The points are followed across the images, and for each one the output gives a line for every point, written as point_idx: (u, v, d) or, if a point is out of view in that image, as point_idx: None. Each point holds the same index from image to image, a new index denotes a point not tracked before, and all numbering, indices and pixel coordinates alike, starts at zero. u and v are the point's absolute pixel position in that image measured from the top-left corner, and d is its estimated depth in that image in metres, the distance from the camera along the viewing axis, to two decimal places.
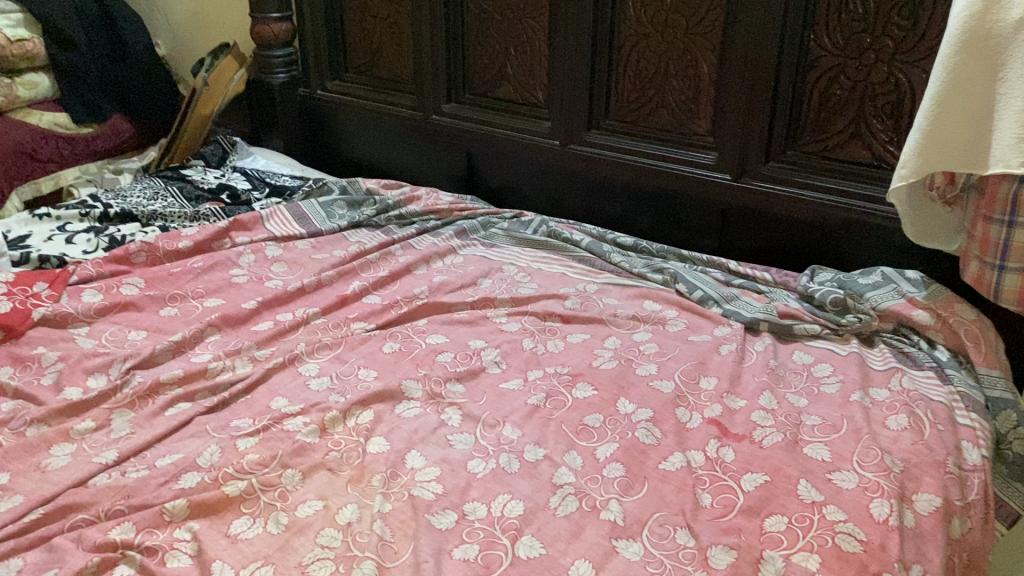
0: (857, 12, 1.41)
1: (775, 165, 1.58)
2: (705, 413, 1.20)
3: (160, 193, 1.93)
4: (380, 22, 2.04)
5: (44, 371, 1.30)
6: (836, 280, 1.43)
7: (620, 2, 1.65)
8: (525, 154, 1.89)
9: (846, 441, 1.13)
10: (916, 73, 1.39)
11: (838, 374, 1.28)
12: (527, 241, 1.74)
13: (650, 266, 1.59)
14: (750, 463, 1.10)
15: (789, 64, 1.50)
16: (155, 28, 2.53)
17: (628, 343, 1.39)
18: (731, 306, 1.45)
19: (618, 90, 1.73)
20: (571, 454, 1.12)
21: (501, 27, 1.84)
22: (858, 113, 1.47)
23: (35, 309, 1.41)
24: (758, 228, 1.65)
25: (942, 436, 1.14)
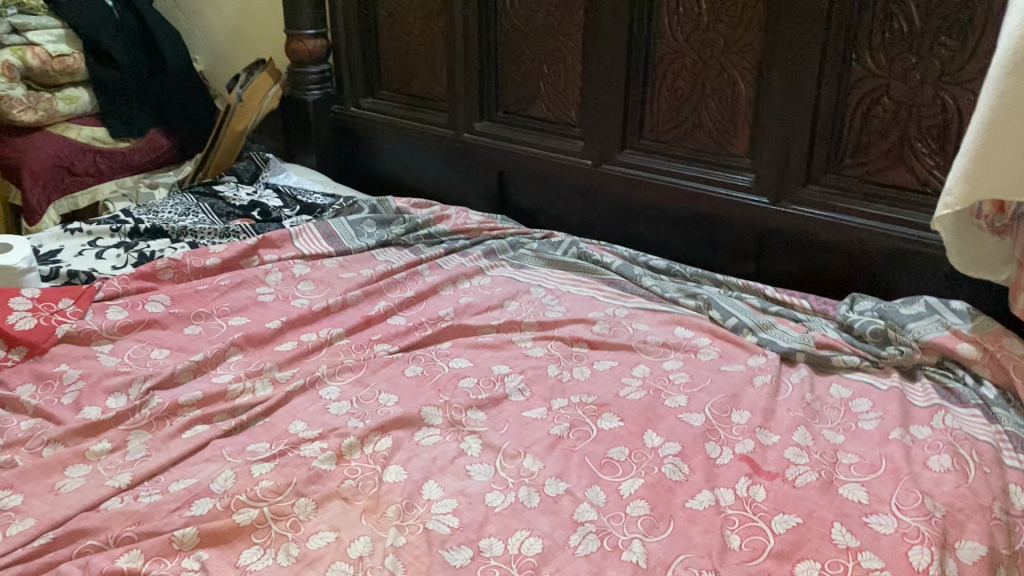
0: (903, 31, 1.36)
1: (815, 188, 1.52)
2: (736, 449, 1.15)
3: (192, 209, 1.93)
4: (414, 39, 2.02)
5: (65, 391, 1.29)
6: (877, 309, 1.37)
7: (656, 20, 1.62)
8: (558, 174, 1.85)
9: (884, 482, 1.07)
10: (964, 94, 1.33)
11: (878, 410, 1.21)
12: (557, 262, 1.71)
13: (683, 291, 1.55)
14: (782, 504, 1.05)
15: (830, 84, 1.45)
16: (194, 44, 2.55)
17: (658, 372, 1.34)
18: (766, 335, 1.40)
19: (653, 109, 1.69)
20: (594, 489, 1.08)
21: (535, 46, 1.82)
22: (902, 135, 1.41)
23: (59, 326, 1.41)
24: (796, 252, 1.59)
25: (988, 479, 1.08)
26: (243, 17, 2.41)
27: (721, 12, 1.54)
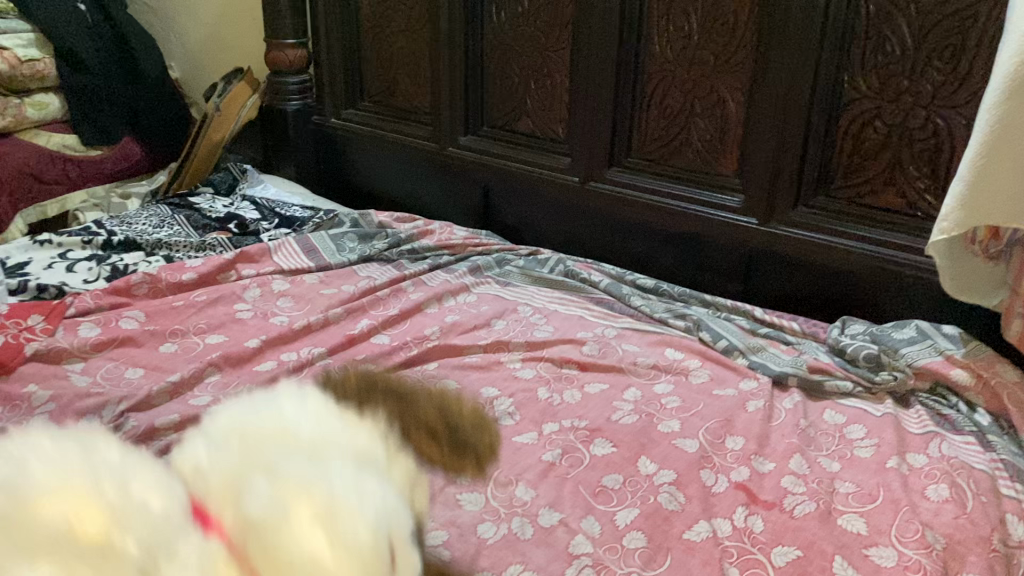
0: (895, 54, 1.34)
1: (804, 210, 1.51)
2: (732, 476, 1.13)
3: (166, 221, 1.88)
4: (398, 51, 1.99)
5: (34, 412, 1.23)
6: (869, 333, 1.37)
7: (646, 37, 1.60)
8: (544, 190, 1.83)
9: (882, 512, 1.06)
10: (956, 118, 1.32)
11: (873, 437, 1.20)
12: (543, 280, 1.68)
13: (672, 311, 1.53)
14: (781, 535, 1.03)
15: (822, 106, 1.44)
16: (169, 51, 2.49)
17: (649, 395, 1.31)
18: (757, 357, 1.39)
19: (642, 127, 1.67)
20: (589, 519, 1.05)
21: (521, 60, 1.79)
22: (894, 158, 1.40)
23: (28, 344, 1.36)
24: (786, 273, 1.58)
25: (985, 508, 1.06)
26: (220, 25, 2.36)
27: (710, 31, 1.52)
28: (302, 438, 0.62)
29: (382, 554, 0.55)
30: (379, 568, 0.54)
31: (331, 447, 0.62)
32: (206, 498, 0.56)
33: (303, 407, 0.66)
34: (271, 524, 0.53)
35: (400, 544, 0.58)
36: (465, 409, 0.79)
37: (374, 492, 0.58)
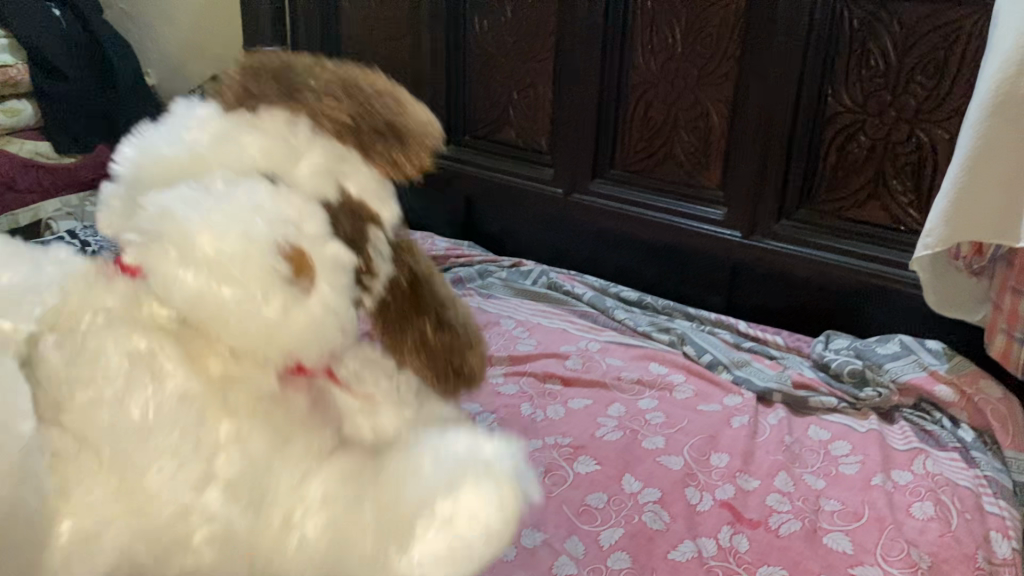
0: (879, 68, 1.34)
1: (788, 223, 1.51)
2: (717, 494, 1.12)
3: None
4: (379, 60, 1.97)
5: None
6: (853, 348, 1.36)
7: (629, 48, 1.59)
8: (527, 201, 1.82)
9: (868, 530, 1.05)
10: (939, 133, 1.32)
11: (858, 453, 1.19)
12: (526, 292, 1.67)
13: (656, 325, 1.52)
14: (767, 555, 1.02)
15: (806, 119, 1.43)
16: (147, 58, 2.46)
17: (633, 411, 1.30)
18: (741, 372, 1.38)
19: (625, 139, 1.66)
20: (573, 539, 1.03)
21: (504, 71, 1.78)
22: (877, 172, 1.40)
23: None
24: (769, 286, 1.57)
25: (970, 526, 1.06)
26: (203, 32, 2.36)
27: (694, 43, 1.51)
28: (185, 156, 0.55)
29: (259, 255, 0.50)
30: (262, 275, 0.50)
31: (220, 156, 0.55)
32: (119, 242, 0.55)
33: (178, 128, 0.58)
34: (154, 267, 0.52)
35: (307, 238, 0.52)
36: (378, 85, 0.56)
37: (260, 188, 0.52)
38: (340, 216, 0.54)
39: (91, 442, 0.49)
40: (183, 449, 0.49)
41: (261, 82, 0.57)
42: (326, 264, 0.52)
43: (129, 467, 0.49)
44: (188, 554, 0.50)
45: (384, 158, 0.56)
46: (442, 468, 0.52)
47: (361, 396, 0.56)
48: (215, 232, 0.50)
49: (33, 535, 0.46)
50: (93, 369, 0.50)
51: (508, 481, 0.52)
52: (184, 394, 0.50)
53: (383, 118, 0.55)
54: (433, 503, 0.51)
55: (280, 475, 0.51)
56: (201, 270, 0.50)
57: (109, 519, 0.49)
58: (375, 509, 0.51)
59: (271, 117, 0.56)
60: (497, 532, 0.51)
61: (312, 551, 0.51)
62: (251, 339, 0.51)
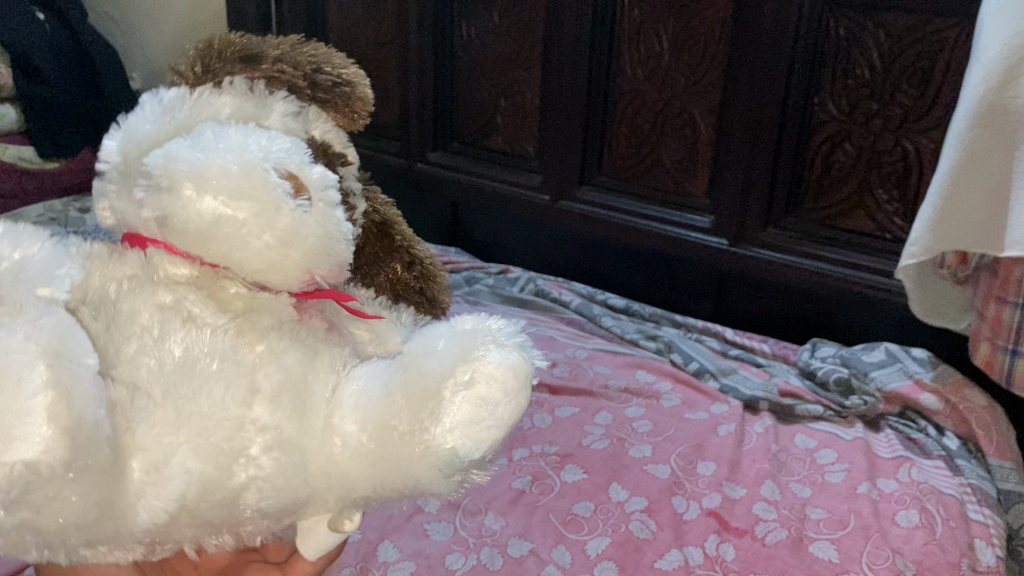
0: (864, 78, 1.35)
1: (774, 231, 1.52)
2: (704, 503, 1.12)
3: None
4: (366, 66, 1.96)
5: None
6: (839, 356, 1.37)
7: (616, 56, 1.59)
8: (514, 209, 1.82)
9: (854, 539, 1.05)
10: (924, 143, 1.33)
11: (844, 461, 1.20)
12: (513, 299, 1.67)
13: (643, 333, 1.52)
14: (753, 564, 1.02)
15: (792, 127, 1.44)
16: (132, 62, 2.45)
17: (621, 419, 1.30)
18: (728, 380, 1.38)
19: (612, 147, 1.66)
20: (560, 549, 1.03)
21: (491, 78, 1.78)
22: (863, 181, 1.41)
23: None
24: (755, 294, 1.58)
25: (954, 534, 1.06)
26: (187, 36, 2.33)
27: (681, 52, 1.52)
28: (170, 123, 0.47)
29: (267, 174, 0.44)
30: (272, 192, 0.43)
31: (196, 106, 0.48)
32: (122, 219, 0.47)
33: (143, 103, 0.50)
34: (165, 217, 0.44)
35: (295, 160, 0.45)
36: (312, 45, 0.54)
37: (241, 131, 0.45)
38: (315, 153, 0.49)
39: (146, 383, 0.41)
40: (228, 373, 0.43)
41: (211, 52, 0.52)
42: (323, 178, 0.46)
43: (185, 396, 0.41)
44: (248, 468, 0.43)
45: (339, 108, 0.53)
46: (446, 350, 0.43)
47: (369, 320, 0.52)
48: (219, 161, 0.43)
49: (107, 473, 0.38)
50: (134, 322, 0.42)
51: (519, 351, 0.44)
52: (215, 328, 0.44)
53: (331, 68, 0.52)
54: (448, 378, 0.42)
55: (313, 380, 0.45)
56: (213, 199, 0.43)
57: (176, 443, 0.41)
58: (391, 405, 0.42)
59: (234, 83, 0.50)
60: (518, 395, 0.43)
61: (355, 448, 0.43)
62: (266, 265, 0.44)
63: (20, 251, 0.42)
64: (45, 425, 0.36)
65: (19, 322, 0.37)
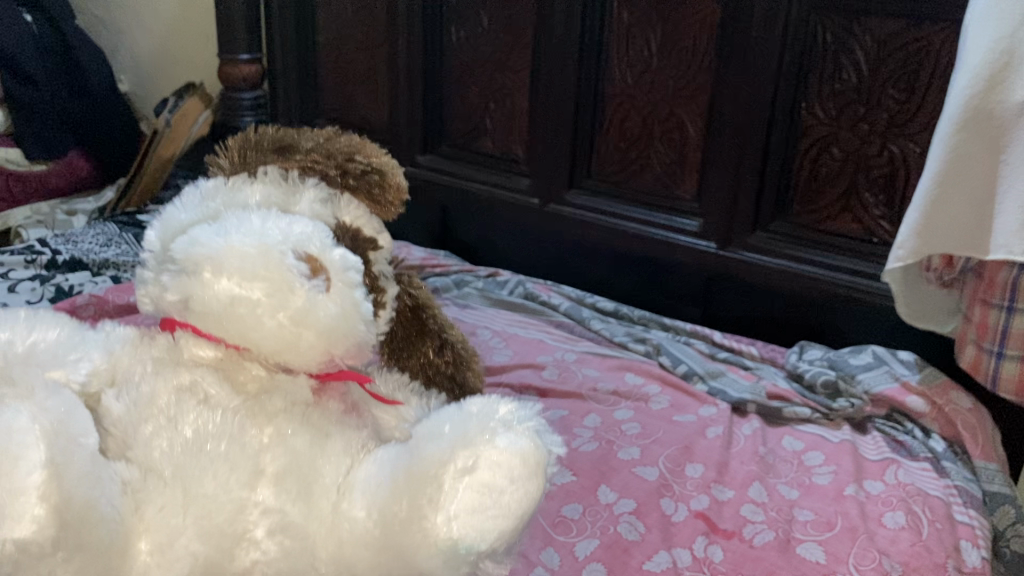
0: (852, 82, 1.36)
1: (763, 235, 1.52)
2: (692, 505, 1.12)
3: (114, 240, 1.82)
4: (355, 69, 1.96)
5: None
6: (827, 359, 1.38)
7: (606, 60, 1.60)
8: (504, 212, 1.82)
9: (841, 540, 1.06)
10: (911, 147, 1.34)
11: (831, 464, 1.20)
12: (502, 302, 1.67)
13: (632, 335, 1.52)
14: (741, 566, 1.02)
15: (780, 131, 1.45)
16: (119, 65, 2.44)
17: (609, 422, 1.30)
18: (716, 383, 1.38)
19: (601, 150, 1.67)
20: (548, 551, 1.03)
21: (480, 81, 1.78)
22: (850, 185, 1.41)
23: None
24: (744, 298, 1.58)
25: (941, 535, 1.07)
26: (175, 38, 2.32)
27: (671, 55, 1.52)
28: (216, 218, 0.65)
29: (280, 260, 0.60)
30: (284, 276, 0.59)
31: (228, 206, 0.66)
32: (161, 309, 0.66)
33: (200, 199, 0.67)
34: (189, 299, 0.62)
35: (314, 246, 0.62)
36: (346, 138, 0.70)
37: (276, 226, 0.62)
38: (340, 235, 0.65)
39: (157, 463, 0.58)
40: (232, 453, 0.60)
41: (255, 146, 0.69)
42: (336, 264, 0.62)
43: (193, 478, 0.58)
44: (252, 549, 0.59)
45: (367, 195, 0.69)
46: (450, 438, 0.59)
47: (394, 406, 0.69)
48: (240, 246, 0.60)
49: (103, 549, 0.54)
50: (153, 407, 0.61)
51: (529, 444, 0.59)
52: (225, 411, 0.61)
53: (360, 159, 0.69)
54: (451, 464, 0.57)
55: (320, 464, 0.62)
56: (230, 282, 0.60)
57: (183, 526, 0.57)
58: (398, 489, 0.58)
59: (267, 171, 0.68)
60: (523, 483, 0.58)
61: (362, 528, 0.59)
62: (277, 340, 0.60)
63: (36, 338, 0.64)
64: (37, 505, 0.51)
65: (34, 404, 0.56)
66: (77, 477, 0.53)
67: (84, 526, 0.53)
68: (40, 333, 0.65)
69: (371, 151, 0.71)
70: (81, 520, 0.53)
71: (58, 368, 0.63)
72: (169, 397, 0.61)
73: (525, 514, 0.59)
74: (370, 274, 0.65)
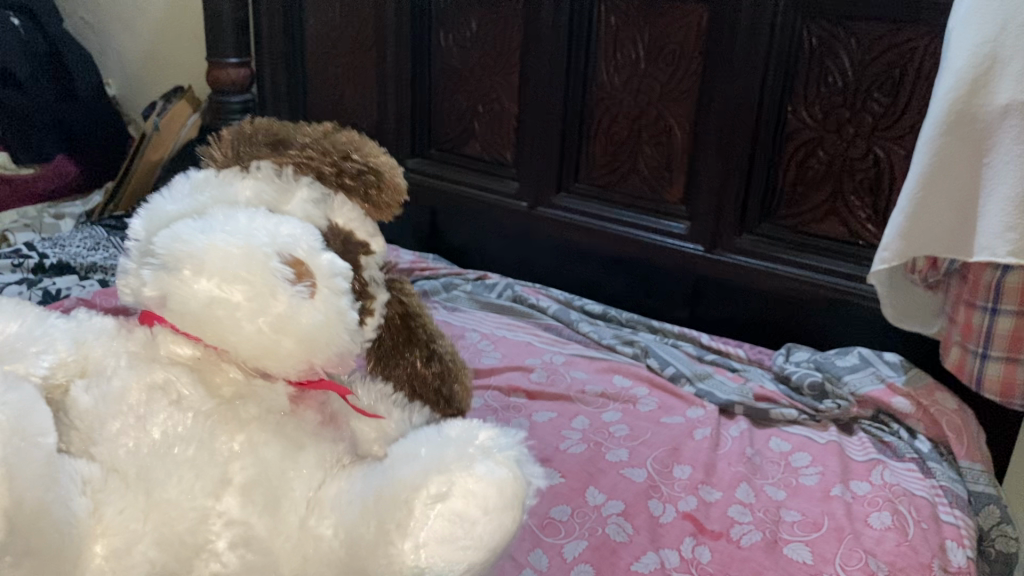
0: (837, 85, 1.37)
1: (750, 238, 1.53)
2: (680, 506, 1.12)
3: (102, 243, 1.82)
4: (344, 73, 1.96)
5: None
6: (813, 361, 1.39)
7: (594, 64, 1.61)
8: (492, 216, 1.82)
9: (827, 541, 1.06)
10: (896, 150, 1.35)
11: (818, 464, 1.21)
12: (491, 305, 1.67)
13: (620, 338, 1.53)
14: (728, 566, 1.02)
15: (767, 135, 1.46)
16: (108, 68, 2.43)
17: (597, 424, 1.31)
18: (704, 385, 1.39)
19: (589, 153, 1.67)
20: (536, 552, 1.04)
21: (469, 85, 1.78)
22: (836, 188, 1.43)
23: None
24: (731, 301, 1.59)
25: (926, 535, 1.08)
26: (162, 41, 2.31)
27: (658, 60, 1.53)
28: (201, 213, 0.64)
29: (263, 264, 0.59)
30: (266, 279, 0.59)
31: (217, 203, 0.65)
32: (138, 303, 0.65)
33: (186, 194, 0.67)
34: (167, 296, 0.61)
35: (301, 250, 0.61)
36: (346, 135, 0.68)
37: (259, 226, 0.61)
38: (331, 240, 0.64)
39: (121, 464, 0.58)
40: (199, 459, 0.59)
41: (251, 142, 0.69)
42: (323, 269, 0.61)
43: (156, 483, 0.58)
44: (213, 560, 0.59)
45: (363, 196, 0.67)
46: (426, 462, 0.59)
47: (376, 419, 0.68)
48: (219, 245, 0.59)
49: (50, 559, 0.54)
50: (120, 405, 0.60)
51: (504, 469, 0.60)
52: (197, 415, 0.61)
53: (358, 158, 0.67)
54: (423, 490, 0.57)
55: (290, 479, 0.61)
56: (210, 283, 0.59)
57: (141, 533, 0.57)
58: (365, 517, 0.58)
59: (261, 166, 0.67)
60: (495, 515, 0.58)
61: (328, 546, 0.60)
62: (254, 343, 0.60)
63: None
64: None
65: None
66: (31, 479, 0.53)
67: (34, 530, 0.53)
68: (3, 325, 0.64)
69: (371, 150, 0.68)
70: (34, 526, 0.52)
71: (20, 358, 0.62)
72: (139, 396, 0.61)
73: (497, 547, 0.59)
74: (358, 279, 0.64)
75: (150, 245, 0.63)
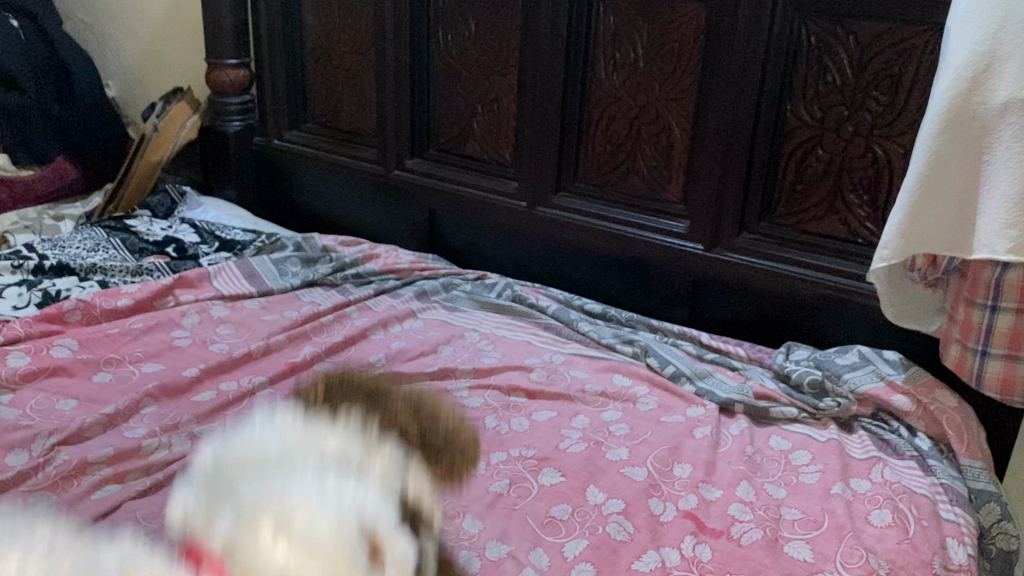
0: (836, 84, 1.37)
1: (749, 236, 1.53)
2: (680, 505, 1.12)
3: (101, 245, 1.82)
4: (343, 74, 1.97)
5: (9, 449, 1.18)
6: (812, 359, 1.38)
7: (592, 63, 1.61)
8: (491, 216, 1.82)
9: (828, 538, 1.06)
10: (894, 148, 1.35)
11: (818, 463, 1.21)
12: (491, 305, 1.67)
13: (619, 337, 1.53)
14: (729, 564, 1.02)
15: (766, 134, 1.46)
16: (106, 70, 2.43)
17: (597, 423, 1.31)
18: (704, 384, 1.39)
19: (588, 153, 1.68)
20: (537, 552, 1.04)
21: (467, 85, 1.79)
22: (835, 186, 1.43)
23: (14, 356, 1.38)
24: (730, 300, 1.59)
25: (927, 533, 1.08)
26: (161, 43, 2.31)
27: (656, 59, 1.53)
28: (283, 465, 0.65)
29: (351, 546, 0.60)
30: (351, 567, 0.60)
31: (301, 451, 0.66)
32: (188, 538, 0.61)
33: (265, 439, 0.67)
34: (238, 550, 0.59)
35: (382, 531, 0.62)
36: (433, 403, 0.78)
37: (346, 500, 0.62)
38: (402, 514, 0.67)
39: None
40: None
41: (339, 400, 0.75)
42: (396, 554, 0.62)
43: None
44: None
45: (437, 465, 0.74)
46: None
47: None
48: (315, 516, 0.61)
49: None
50: None
51: None
52: None
53: (441, 434, 0.76)
54: None
55: None
56: (289, 551, 0.59)
57: None
58: None
59: (349, 417, 0.72)
60: None
61: None
62: None
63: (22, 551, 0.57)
64: None
65: None
66: None
67: None
68: (31, 545, 0.57)
69: (451, 421, 0.79)
70: None
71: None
72: None
73: None
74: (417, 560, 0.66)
75: (229, 496, 0.63)
